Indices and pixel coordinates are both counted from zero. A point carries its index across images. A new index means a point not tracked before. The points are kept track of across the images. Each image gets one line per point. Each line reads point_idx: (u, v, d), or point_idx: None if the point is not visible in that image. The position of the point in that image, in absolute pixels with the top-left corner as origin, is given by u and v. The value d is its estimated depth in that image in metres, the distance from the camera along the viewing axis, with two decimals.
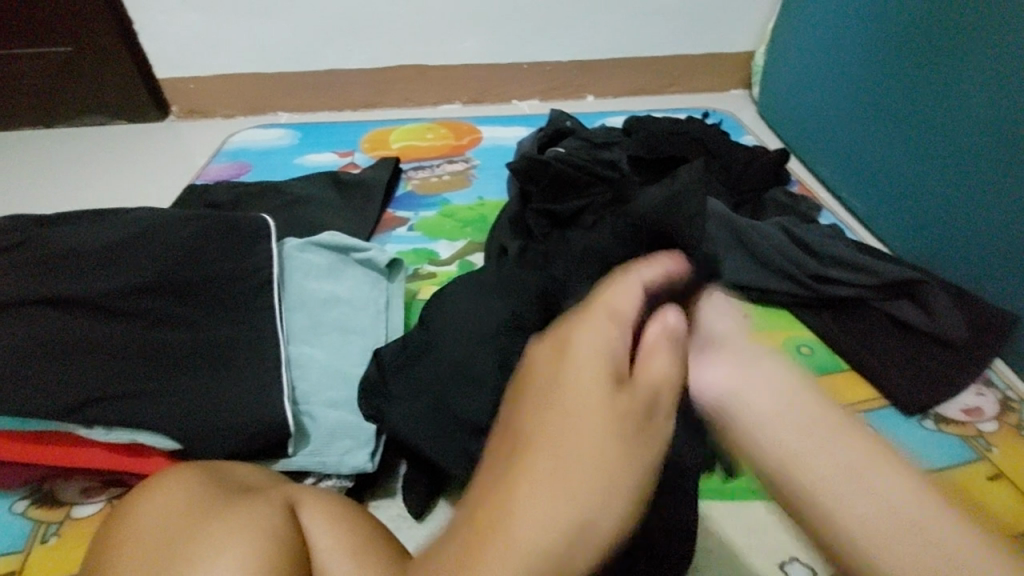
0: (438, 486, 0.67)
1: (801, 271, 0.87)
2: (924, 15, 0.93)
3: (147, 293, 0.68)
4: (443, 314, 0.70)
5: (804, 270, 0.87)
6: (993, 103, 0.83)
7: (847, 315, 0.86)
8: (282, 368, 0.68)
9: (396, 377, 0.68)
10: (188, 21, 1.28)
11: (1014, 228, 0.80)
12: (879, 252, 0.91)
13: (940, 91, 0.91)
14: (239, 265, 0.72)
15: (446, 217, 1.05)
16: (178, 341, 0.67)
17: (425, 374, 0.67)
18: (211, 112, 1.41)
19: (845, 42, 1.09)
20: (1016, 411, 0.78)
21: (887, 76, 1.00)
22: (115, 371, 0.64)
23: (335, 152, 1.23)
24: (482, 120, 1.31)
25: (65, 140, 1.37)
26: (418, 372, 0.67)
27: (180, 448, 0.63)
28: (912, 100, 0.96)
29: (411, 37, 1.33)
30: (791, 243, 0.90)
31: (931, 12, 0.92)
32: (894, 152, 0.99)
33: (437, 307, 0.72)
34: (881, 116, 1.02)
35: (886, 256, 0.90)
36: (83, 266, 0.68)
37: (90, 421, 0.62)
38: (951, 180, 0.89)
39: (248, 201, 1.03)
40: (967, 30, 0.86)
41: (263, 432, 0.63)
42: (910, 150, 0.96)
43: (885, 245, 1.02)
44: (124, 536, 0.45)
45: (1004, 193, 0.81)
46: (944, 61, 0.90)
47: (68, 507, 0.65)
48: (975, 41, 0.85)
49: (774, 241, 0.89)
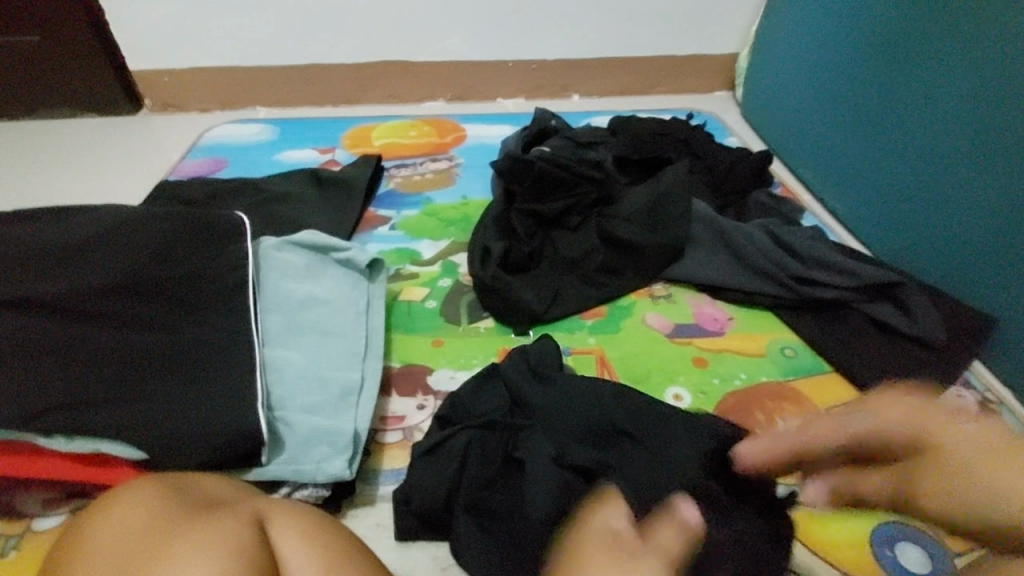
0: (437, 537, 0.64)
1: (784, 272, 0.87)
2: (904, 21, 0.94)
3: (114, 295, 0.65)
4: (479, 394, 0.71)
5: (786, 272, 0.87)
6: (972, 109, 0.83)
7: (829, 317, 0.86)
8: (256, 372, 0.65)
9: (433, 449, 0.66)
10: (163, 12, 1.24)
11: (1005, 238, 0.79)
12: (863, 255, 0.91)
13: (920, 97, 0.91)
14: (212, 264, 0.70)
15: (429, 216, 1.03)
16: (145, 345, 0.64)
17: (459, 450, 0.65)
18: (187, 106, 1.37)
19: (828, 46, 1.09)
20: (995, 411, 0.78)
21: (868, 81, 1.01)
22: (79, 377, 0.62)
23: (316, 148, 1.20)
24: (466, 118, 1.29)
25: (32, 133, 1.32)
26: (452, 445, 0.65)
27: (144, 458, 0.60)
28: (893, 105, 0.96)
29: (394, 33, 1.31)
30: (773, 244, 0.90)
31: (912, 18, 0.92)
32: (876, 156, 0.99)
33: (477, 386, 0.71)
34: (861, 121, 1.02)
35: (870, 259, 0.90)
36: (47, 266, 0.65)
37: (52, 428, 0.60)
38: (932, 185, 0.89)
39: (224, 199, 1.00)
40: (946, 38, 0.87)
41: (233, 440, 0.60)
42: (893, 154, 0.96)
43: (867, 247, 1.03)
44: (80, 564, 0.43)
45: (986, 198, 0.82)
46: (923, 67, 0.91)
47: (28, 520, 0.63)
48: (968, 49, 0.84)
49: (756, 241, 0.89)
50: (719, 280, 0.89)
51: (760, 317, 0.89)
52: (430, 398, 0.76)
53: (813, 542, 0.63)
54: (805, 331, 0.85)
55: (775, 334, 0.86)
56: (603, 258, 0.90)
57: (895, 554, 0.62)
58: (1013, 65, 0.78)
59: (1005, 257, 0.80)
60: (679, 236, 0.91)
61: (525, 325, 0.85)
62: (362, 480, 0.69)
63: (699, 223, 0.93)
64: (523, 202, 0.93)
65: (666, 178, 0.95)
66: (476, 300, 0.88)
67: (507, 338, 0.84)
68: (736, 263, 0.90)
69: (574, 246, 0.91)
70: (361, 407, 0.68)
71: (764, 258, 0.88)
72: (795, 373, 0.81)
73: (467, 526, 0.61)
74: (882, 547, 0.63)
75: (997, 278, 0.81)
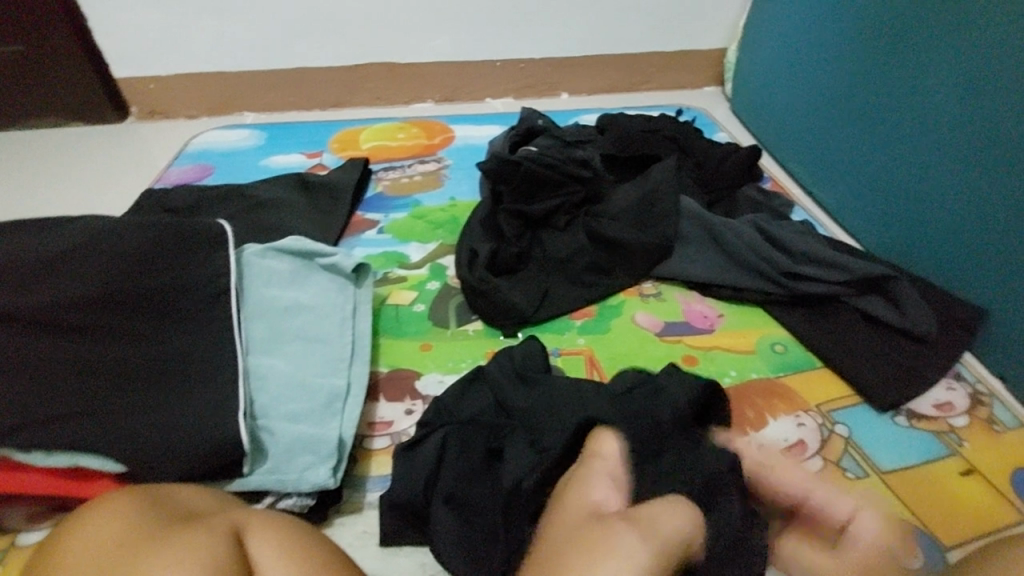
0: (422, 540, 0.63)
1: (773, 269, 0.87)
2: (890, 14, 0.93)
3: (93, 306, 0.64)
4: (468, 399, 0.70)
5: (776, 268, 0.86)
6: (960, 101, 0.83)
7: (819, 312, 0.85)
8: (239, 380, 0.64)
9: (419, 450, 0.65)
10: (148, 19, 1.23)
11: (995, 231, 0.79)
12: (853, 249, 0.90)
13: (907, 90, 0.91)
14: (193, 273, 0.69)
15: (417, 219, 1.02)
16: (125, 356, 0.64)
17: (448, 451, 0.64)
18: (174, 113, 1.36)
19: (815, 40, 1.09)
20: (986, 405, 0.76)
21: (855, 75, 1.01)
22: (59, 390, 0.61)
23: (303, 153, 1.19)
24: (454, 119, 1.28)
25: (17, 143, 1.31)
26: (440, 446, 0.64)
27: (125, 471, 0.60)
28: (880, 98, 0.96)
29: (380, 35, 1.30)
30: (763, 240, 0.89)
31: (898, 10, 0.92)
32: (864, 149, 0.99)
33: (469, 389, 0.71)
34: (849, 114, 1.02)
35: (860, 253, 0.90)
36: (25, 277, 0.65)
37: (31, 443, 0.59)
38: (921, 177, 0.89)
39: (209, 205, 0.99)
40: (932, 30, 0.87)
41: (215, 451, 0.60)
42: (881, 146, 0.96)
43: (858, 240, 1.02)
44: None
45: (977, 190, 0.81)
46: (909, 60, 0.91)
47: (13, 535, 0.63)
48: (958, 42, 0.83)
49: (745, 237, 0.89)
50: (708, 278, 0.89)
51: (750, 314, 0.88)
52: (418, 402, 0.76)
53: None
54: (796, 327, 0.84)
55: (765, 331, 0.86)
56: (592, 258, 0.89)
57: None
58: (1003, 57, 0.78)
59: (995, 250, 0.79)
60: (668, 234, 0.90)
61: (513, 327, 0.84)
62: (349, 487, 0.68)
63: (689, 220, 0.92)
64: (510, 203, 0.92)
65: (654, 176, 0.94)
66: (464, 302, 0.88)
67: (495, 340, 0.83)
68: (726, 260, 0.90)
69: (562, 246, 0.91)
70: (346, 414, 0.68)
71: (754, 254, 0.88)
72: (786, 370, 0.80)
73: (449, 528, 0.60)
74: None
75: (985, 268, 0.81)
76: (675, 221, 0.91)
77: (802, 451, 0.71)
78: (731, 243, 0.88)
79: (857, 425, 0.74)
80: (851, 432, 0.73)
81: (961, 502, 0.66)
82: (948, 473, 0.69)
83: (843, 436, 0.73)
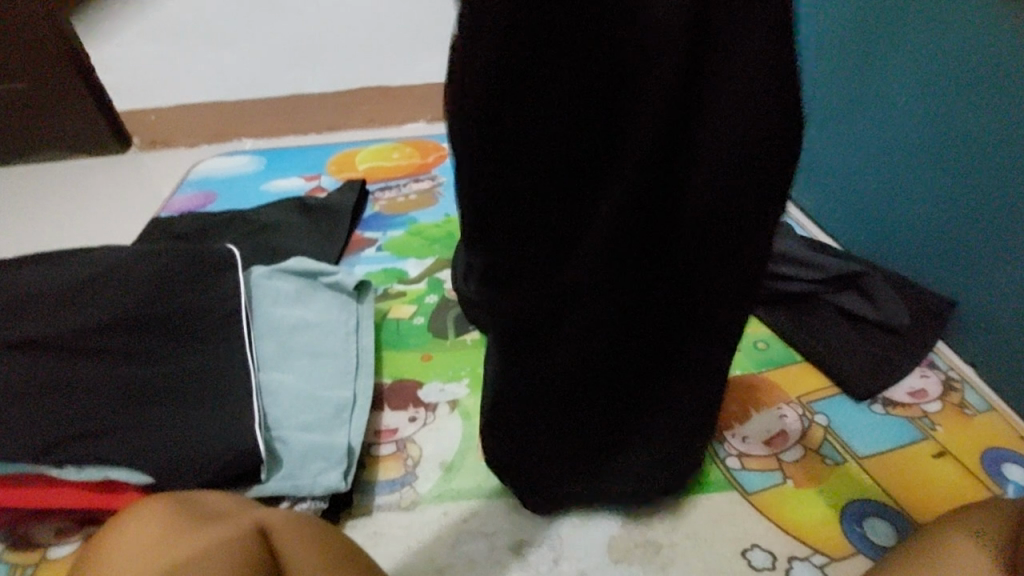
0: (458, 526, 0.69)
1: (878, 356, 0.81)
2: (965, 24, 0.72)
3: (113, 331, 0.69)
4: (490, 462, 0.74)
5: (877, 357, 0.81)
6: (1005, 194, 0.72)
7: (831, 335, 0.84)
8: (254, 394, 0.69)
9: (476, 467, 0.74)
10: (142, 51, 1.28)
11: (964, 78, 0.74)
12: (869, 311, 0.84)
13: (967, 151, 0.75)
14: (203, 298, 0.73)
15: (414, 235, 1.05)
16: (144, 376, 0.68)
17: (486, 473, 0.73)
18: (173, 142, 1.40)
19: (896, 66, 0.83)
20: (958, 389, 0.79)
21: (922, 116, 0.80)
22: (81, 412, 0.66)
23: (302, 176, 1.23)
24: (448, 138, 1.29)
25: (24, 177, 1.36)
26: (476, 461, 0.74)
27: (152, 482, 0.65)
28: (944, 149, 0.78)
29: (371, 63, 1.32)
30: (862, 336, 0.83)
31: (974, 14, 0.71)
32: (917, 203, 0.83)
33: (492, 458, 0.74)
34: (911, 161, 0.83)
35: (874, 313, 0.83)
36: (49, 306, 0.70)
37: (62, 460, 0.64)
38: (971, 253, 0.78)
39: (215, 231, 1.04)
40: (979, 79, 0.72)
41: (232, 461, 0.65)
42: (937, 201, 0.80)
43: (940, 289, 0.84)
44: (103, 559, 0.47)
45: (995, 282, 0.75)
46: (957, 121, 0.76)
47: (43, 549, 0.67)
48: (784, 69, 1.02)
49: (847, 341, 0.83)
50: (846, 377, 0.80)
51: (776, 341, 0.87)
52: (420, 410, 0.80)
53: (782, 522, 0.68)
54: (810, 350, 0.83)
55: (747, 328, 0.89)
56: None
57: (864, 530, 0.66)
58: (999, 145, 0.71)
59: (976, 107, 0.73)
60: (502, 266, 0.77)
61: None
62: (359, 492, 0.72)
63: (835, 362, 0.81)
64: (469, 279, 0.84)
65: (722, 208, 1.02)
66: (462, 314, 0.91)
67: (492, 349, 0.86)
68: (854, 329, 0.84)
69: None
70: (354, 422, 0.72)
71: (863, 349, 0.82)
72: (766, 366, 0.83)
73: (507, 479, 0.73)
74: (852, 523, 0.67)
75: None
76: (814, 352, 0.83)
77: (784, 441, 0.75)
78: (838, 352, 0.82)
79: (835, 415, 0.77)
80: (829, 423, 0.77)
81: (933, 484, 0.70)
82: (920, 456, 0.72)
83: (823, 424, 0.77)
